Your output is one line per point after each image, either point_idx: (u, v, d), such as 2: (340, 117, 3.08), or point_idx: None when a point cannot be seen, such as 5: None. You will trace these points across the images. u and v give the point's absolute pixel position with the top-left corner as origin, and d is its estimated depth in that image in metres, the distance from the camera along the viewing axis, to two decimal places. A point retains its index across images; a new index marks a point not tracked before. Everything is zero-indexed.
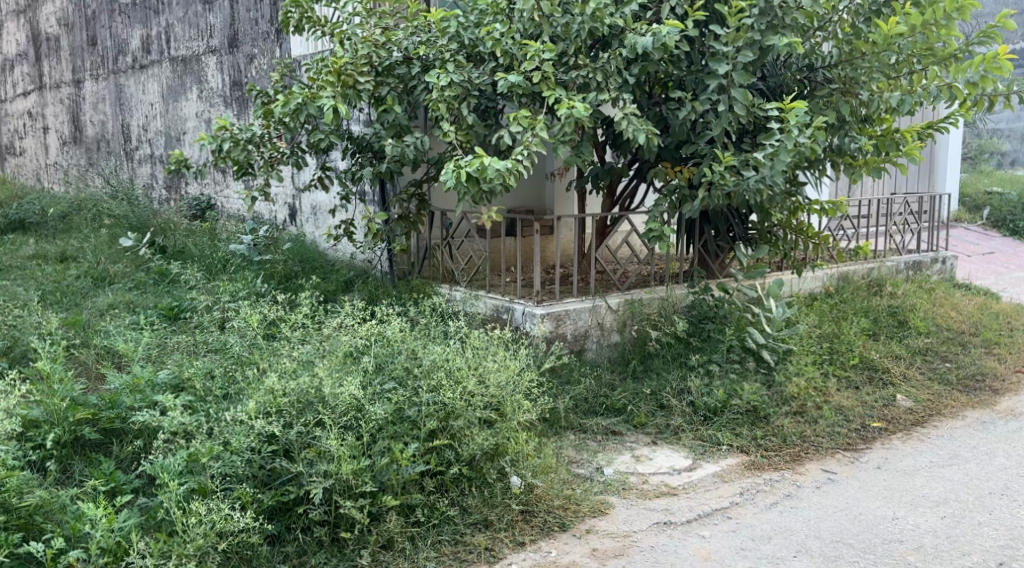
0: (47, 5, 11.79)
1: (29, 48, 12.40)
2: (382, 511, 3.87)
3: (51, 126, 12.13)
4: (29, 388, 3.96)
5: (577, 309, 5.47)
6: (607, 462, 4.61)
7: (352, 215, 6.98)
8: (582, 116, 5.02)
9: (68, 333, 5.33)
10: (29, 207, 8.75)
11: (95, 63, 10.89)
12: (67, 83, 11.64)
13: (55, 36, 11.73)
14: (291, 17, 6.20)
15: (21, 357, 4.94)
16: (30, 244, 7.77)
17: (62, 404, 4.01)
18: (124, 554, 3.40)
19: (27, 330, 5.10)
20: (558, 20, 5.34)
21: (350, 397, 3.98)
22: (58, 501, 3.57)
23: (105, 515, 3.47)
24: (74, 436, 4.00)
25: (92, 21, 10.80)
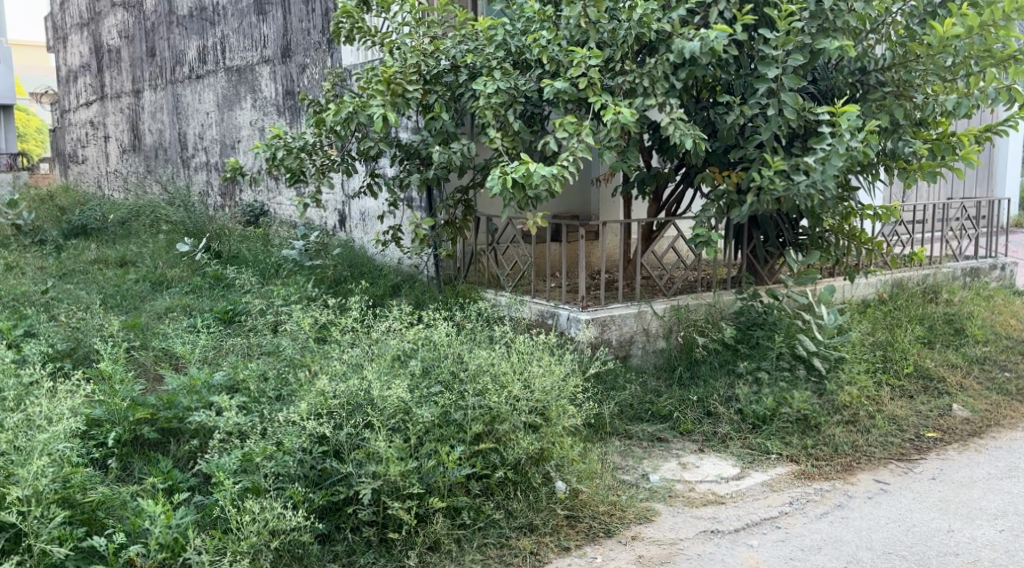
0: (109, 18, 12.21)
1: (94, 60, 13.01)
2: (429, 513, 3.86)
3: (114, 135, 12.57)
4: (92, 388, 4.03)
5: (623, 315, 5.44)
6: (653, 468, 4.57)
7: (400, 221, 7.03)
8: (628, 122, 4.97)
9: (129, 335, 5.41)
10: (90, 213, 9.06)
11: (153, 73, 11.12)
12: (127, 93, 11.95)
13: (118, 48, 12.08)
14: (342, 28, 6.26)
15: (85, 359, 5.01)
16: (91, 249, 7.94)
17: (123, 404, 4.06)
18: (181, 550, 3.43)
19: (90, 332, 5.20)
20: (606, 26, 5.32)
21: (397, 399, 3.98)
22: (120, 497, 3.61)
23: (164, 512, 3.50)
24: (134, 435, 4.04)
25: (151, 33, 11.03)
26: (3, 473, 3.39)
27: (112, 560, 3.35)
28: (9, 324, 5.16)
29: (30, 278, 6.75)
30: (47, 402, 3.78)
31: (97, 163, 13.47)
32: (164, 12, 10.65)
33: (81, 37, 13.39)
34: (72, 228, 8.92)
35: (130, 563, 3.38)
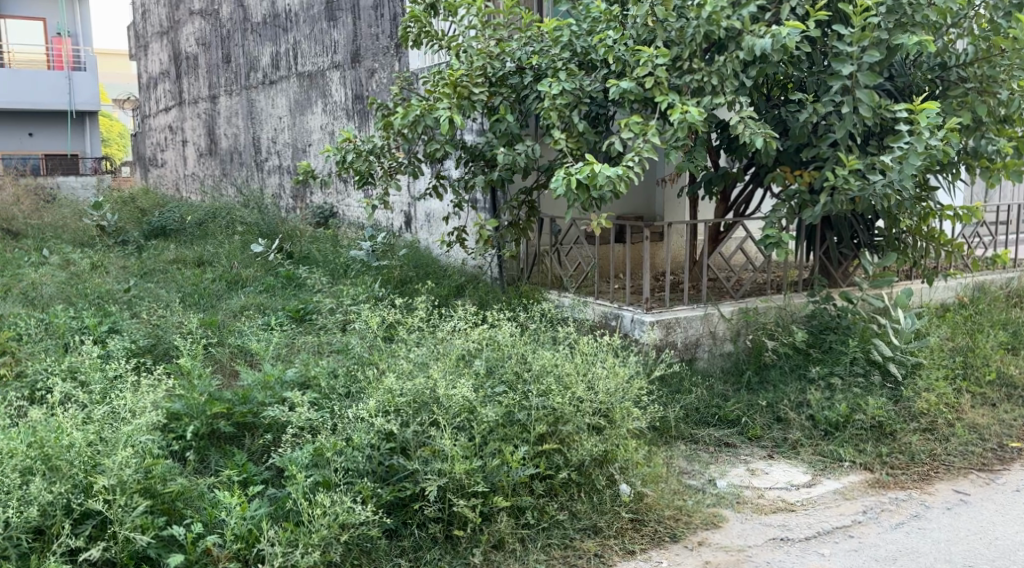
0: (187, 26, 12.48)
1: (172, 67, 13.34)
2: (494, 511, 3.82)
3: (191, 139, 12.85)
4: (171, 383, 4.07)
5: (689, 317, 5.34)
6: (720, 473, 4.45)
7: (465, 222, 7.03)
8: (696, 121, 4.89)
9: (207, 333, 5.46)
10: (169, 216, 9.12)
11: (229, 79, 11.32)
12: (204, 99, 12.19)
13: (195, 55, 12.33)
14: (410, 32, 6.28)
15: (164, 355, 5.08)
16: (169, 250, 8.09)
17: (201, 399, 4.08)
18: (255, 541, 3.45)
19: (169, 329, 5.27)
20: (673, 24, 5.23)
21: (462, 397, 3.96)
22: (197, 488, 3.64)
23: (240, 503, 3.52)
24: (211, 429, 4.05)
25: (227, 40, 11.23)
26: (89, 463, 3.45)
27: (190, 550, 3.38)
28: (94, 320, 5.23)
29: (115, 277, 6.88)
30: (130, 395, 3.83)
31: (175, 167, 13.78)
32: (239, 20, 10.84)
33: (161, 45, 13.73)
34: (151, 229, 8.98)
35: (207, 553, 3.40)
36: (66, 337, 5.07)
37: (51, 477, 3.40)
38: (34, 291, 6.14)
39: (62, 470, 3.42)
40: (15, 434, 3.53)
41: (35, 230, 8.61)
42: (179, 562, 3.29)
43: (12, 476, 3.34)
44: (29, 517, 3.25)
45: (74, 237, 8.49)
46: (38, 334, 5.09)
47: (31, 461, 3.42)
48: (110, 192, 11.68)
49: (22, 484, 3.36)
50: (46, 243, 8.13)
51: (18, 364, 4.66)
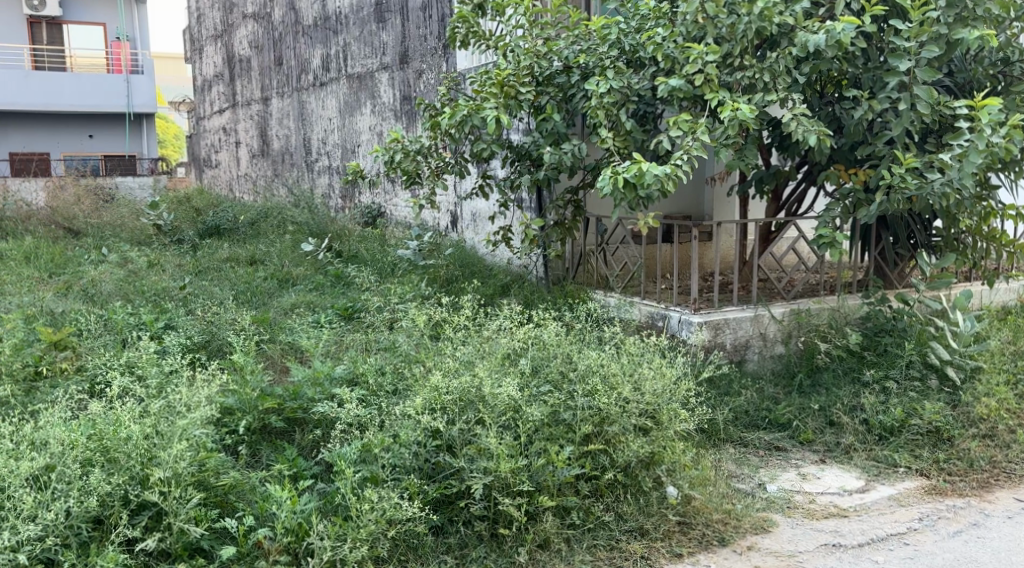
0: (241, 29, 12.64)
1: (226, 70, 13.52)
2: (539, 511, 3.78)
3: (244, 141, 13.00)
4: (225, 377, 4.08)
5: (738, 318, 5.25)
6: (770, 478, 4.36)
7: (511, 221, 6.99)
8: (747, 118, 4.80)
9: (259, 329, 5.48)
10: (223, 216, 9.06)
11: (281, 81, 11.42)
12: (257, 101, 12.32)
13: (248, 58, 12.47)
14: (457, 33, 6.27)
15: (218, 351, 5.11)
16: (221, 248, 8.15)
17: (253, 394, 4.10)
18: (305, 535, 3.45)
19: (222, 325, 5.29)
20: (724, 21, 5.13)
21: (508, 396, 3.92)
22: (249, 482, 3.67)
23: (290, 497, 3.53)
24: (263, 423, 4.07)
25: (278, 43, 11.34)
26: (146, 456, 3.45)
27: (242, 542, 3.39)
28: (151, 316, 5.26)
29: (169, 274, 6.94)
30: (186, 390, 3.83)
31: (229, 168, 13.96)
32: (291, 22, 10.94)
33: (215, 48, 13.91)
34: (205, 229, 8.90)
35: (258, 546, 3.41)
36: (124, 333, 5.11)
37: (110, 469, 3.42)
38: (93, 288, 6.24)
39: (120, 462, 3.43)
40: (74, 426, 3.56)
41: (94, 229, 8.73)
42: (231, 554, 3.31)
43: (73, 467, 3.37)
44: (89, 508, 3.27)
45: (131, 236, 8.60)
46: (97, 328, 5.14)
47: (90, 453, 3.45)
48: (162, 192, 11.84)
49: (82, 475, 3.39)
50: (105, 242, 8.24)
51: (77, 359, 4.70)
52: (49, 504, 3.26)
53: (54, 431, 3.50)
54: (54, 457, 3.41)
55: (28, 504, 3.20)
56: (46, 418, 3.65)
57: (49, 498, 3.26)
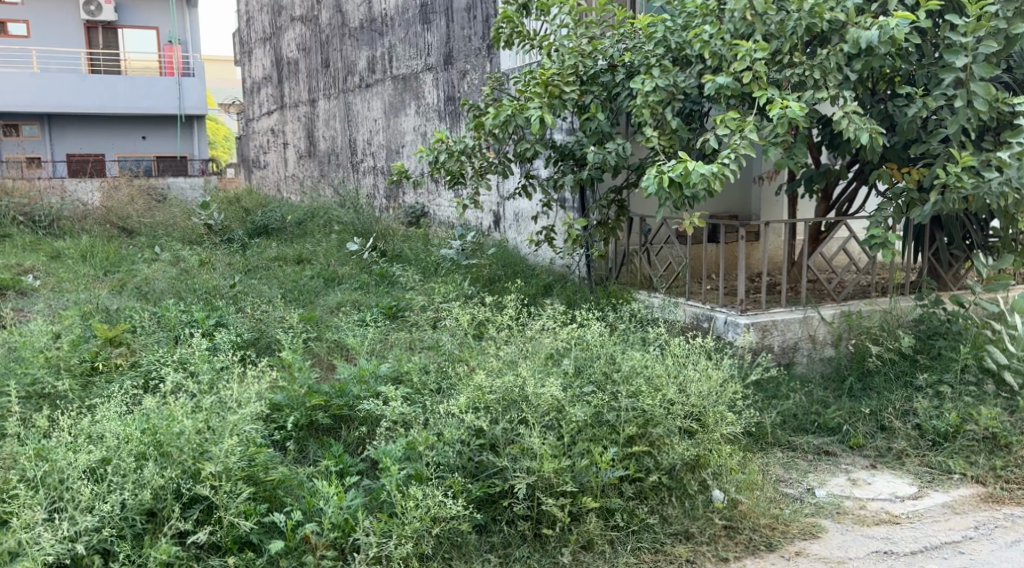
0: (288, 32, 12.75)
1: (274, 72, 13.66)
2: (583, 512, 3.74)
3: (292, 142, 13.13)
4: (274, 374, 4.10)
5: (786, 320, 5.16)
6: (819, 483, 4.26)
7: (555, 221, 6.95)
8: (798, 116, 4.71)
9: (306, 327, 5.49)
10: (270, 215, 9.24)
11: (327, 83, 11.50)
12: (304, 102, 12.42)
13: (296, 60, 12.58)
14: (502, 33, 6.24)
15: (267, 348, 5.14)
16: (269, 248, 8.22)
17: (301, 391, 4.11)
18: (351, 531, 3.45)
19: (271, 323, 5.32)
20: (773, 18, 5.04)
21: (551, 396, 3.89)
22: (297, 477, 3.67)
23: (337, 493, 3.53)
24: (309, 420, 4.08)
25: (325, 45, 11.41)
26: (198, 450, 3.46)
27: (289, 537, 3.39)
28: (203, 313, 5.29)
29: (220, 273, 7.00)
30: (237, 386, 3.85)
31: (277, 169, 14.10)
32: (338, 25, 11.01)
33: (264, 51, 14.05)
34: (254, 228, 9.09)
35: (305, 541, 3.41)
36: (176, 329, 5.13)
37: (163, 463, 3.44)
38: (147, 286, 6.31)
39: (172, 456, 3.44)
40: (129, 421, 3.59)
41: (147, 229, 8.82)
42: (279, 549, 3.31)
43: (127, 460, 3.40)
44: (143, 500, 3.29)
45: (183, 236, 8.60)
46: (151, 325, 5.17)
47: (144, 447, 3.46)
48: (210, 192, 11.98)
49: (136, 468, 3.41)
50: (157, 241, 8.35)
51: (132, 355, 4.73)
52: (104, 496, 3.29)
53: (109, 424, 3.53)
54: (110, 450, 3.45)
55: (85, 496, 3.23)
56: (103, 412, 3.69)
57: (105, 490, 3.29)
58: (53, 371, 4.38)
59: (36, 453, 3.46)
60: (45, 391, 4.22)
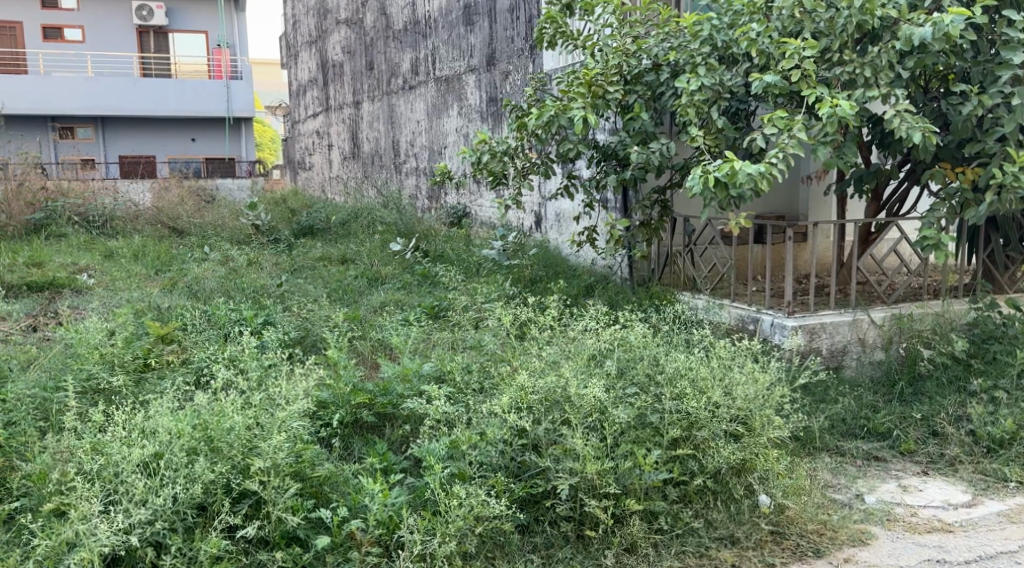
0: (334, 35, 12.85)
1: (320, 75, 13.79)
2: (626, 514, 3.69)
3: (336, 143, 13.23)
4: (321, 372, 4.11)
5: (835, 323, 5.07)
6: (869, 489, 4.17)
7: (597, 221, 6.91)
8: (848, 115, 4.62)
9: (351, 326, 5.51)
10: (315, 215, 9.36)
11: (372, 86, 11.57)
12: (348, 104, 12.51)
13: (341, 63, 12.67)
14: (545, 34, 6.22)
15: (313, 346, 5.17)
16: (314, 248, 8.27)
17: (346, 388, 4.12)
18: (395, 528, 3.45)
19: (317, 322, 5.35)
20: (822, 15, 4.97)
21: (593, 397, 3.85)
22: (343, 474, 3.68)
23: (381, 490, 3.53)
24: (354, 417, 4.09)
25: (370, 48, 11.48)
26: (247, 446, 3.49)
27: (335, 533, 3.41)
28: (251, 312, 5.32)
29: (267, 273, 7.04)
30: (285, 383, 3.87)
31: (322, 170, 14.22)
32: (382, 27, 11.06)
33: (310, 53, 14.18)
34: (300, 228, 9.21)
35: (350, 537, 3.42)
36: (226, 327, 5.17)
37: (213, 458, 3.46)
38: (197, 284, 6.37)
39: (222, 452, 3.47)
40: (181, 416, 3.60)
41: (197, 229, 8.89)
42: (326, 544, 3.32)
43: (179, 455, 3.41)
44: (194, 494, 3.31)
45: (232, 236, 8.67)
46: (201, 323, 5.21)
47: (195, 442, 3.48)
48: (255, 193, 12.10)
49: (188, 463, 3.42)
50: (208, 240, 8.44)
51: (183, 352, 4.77)
52: (157, 490, 3.31)
53: (162, 419, 3.54)
54: (162, 445, 3.46)
55: (139, 489, 3.25)
56: (155, 408, 3.72)
57: (157, 484, 3.31)
58: (108, 367, 4.44)
59: (92, 447, 3.50)
60: (101, 386, 4.27)
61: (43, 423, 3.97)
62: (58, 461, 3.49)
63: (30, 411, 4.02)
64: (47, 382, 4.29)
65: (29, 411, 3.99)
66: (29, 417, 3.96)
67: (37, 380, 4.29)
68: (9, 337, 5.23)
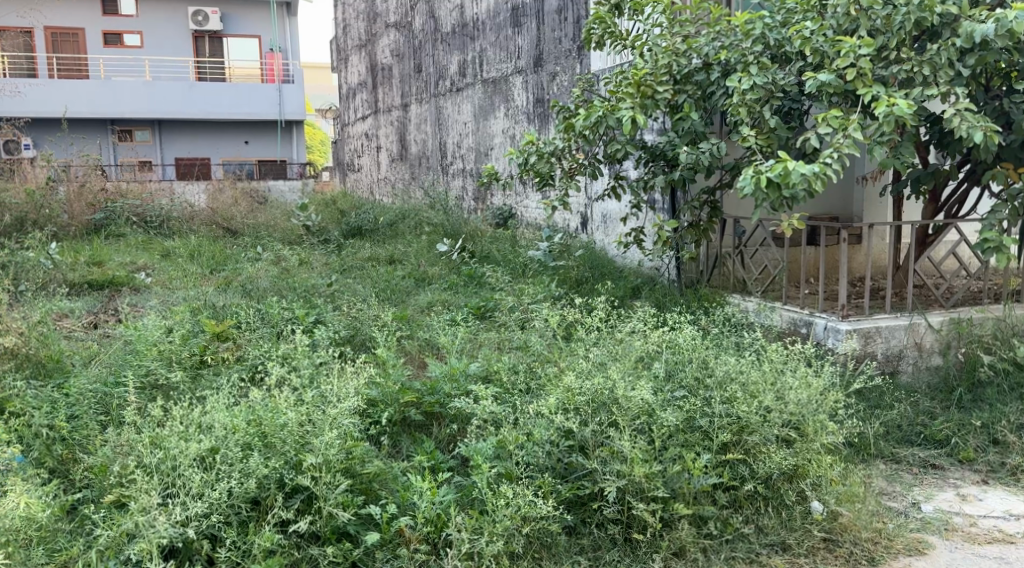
0: (383, 38, 12.94)
1: (369, 78, 13.89)
2: (674, 518, 3.64)
3: (385, 146, 13.31)
4: (370, 370, 4.12)
5: (891, 327, 4.97)
6: (926, 497, 4.06)
7: (644, 222, 6.84)
8: (906, 114, 4.51)
9: (400, 325, 5.52)
10: (363, 216, 9.42)
11: (419, 88, 11.61)
12: (397, 107, 12.58)
13: (390, 66, 12.74)
14: (593, 34, 6.17)
15: (361, 345, 5.19)
16: (363, 248, 8.32)
17: (394, 387, 4.12)
18: (443, 526, 3.44)
19: (366, 321, 5.37)
20: (879, 12, 4.86)
21: (641, 400, 3.78)
22: (391, 472, 3.68)
23: (429, 488, 3.52)
24: (402, 416, 4.09)
25: (418, 51, 11.53)
26: (300, 442, 3.51)
27: (385, 529, 3.42)
28: (303, 311, 5.35)
29: (317, 272, 7.09)
30: (336, 381, 3.88)
31: (370, 172, 14.32)
32: (430, 30, 11.10)
33: (360, 57, 14.28)
34: (348, 229, 9.27)
35: (400, 534, 3.43)
36: (279, 326, 5.21)
37: (267, 453, 3.49)
38: (251, 283, 6.42)
39: (276, 448, 3.50)
40: (236, 412, 3.64)
41: (250, 229, 8.98)
42: (376, 540, 3.33)
43: (235, 450, 3.44)
44: (249, 488, 3.33)
45: (283, 236, 8.77)
46: (254, 320, 5.24)
47: (250, 437, 3.51)
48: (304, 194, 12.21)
49: (243, 458, 3.45)
50: (260, 241, 8.51)
51: (238, 349, 4.80)
52: (212, 483, 3.33)
53: (218, 415, 3.58)
54: (218, 440, 3.49)
55: (196, 482, 3.28)
56: (212, 403, 3.75)
57: (214, 477, 3.33)
58: (165, 363, 4.50)
59: (151, 441, 3.53)
60: (159, 382, 4.32)
61: (104, 417, 4.02)
62: (119, 455, 3.52)
63: (92, 406, 4.07)
64: (107, 377, 4.35)
65: (91, 406, 4.05)
66: (91, 411, 4.03)
67: (97, 375, 4.35)
68: (70, 333, 5.32)
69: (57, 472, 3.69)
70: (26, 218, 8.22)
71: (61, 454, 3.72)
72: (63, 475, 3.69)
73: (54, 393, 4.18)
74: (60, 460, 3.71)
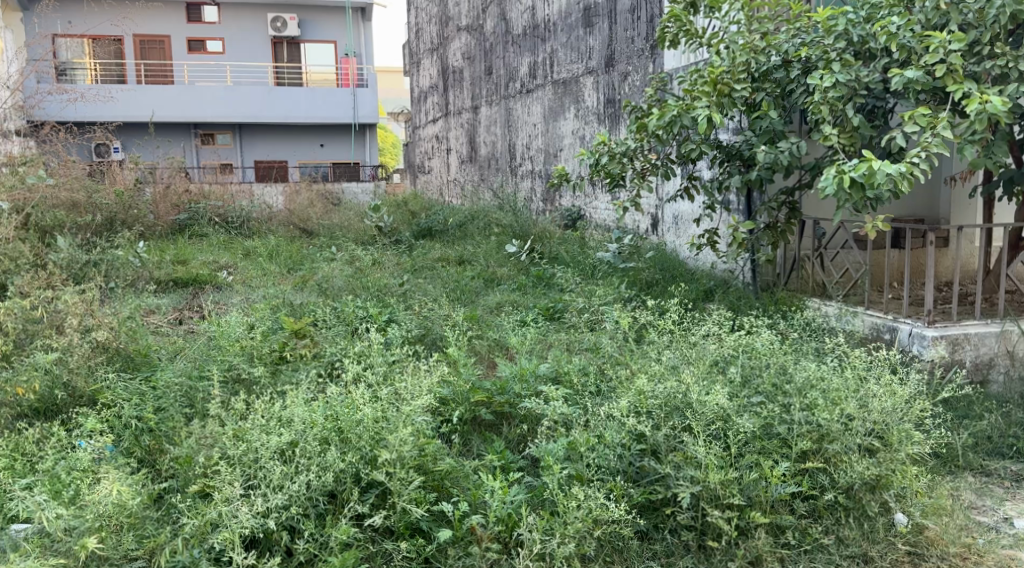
0: (454, 42, 12.99)
1: (440, 81, 13.95)
2: (751, 527, 3.53)
3: (454, 148, 13.37)
4: (442, 368, 4.09)
5: (980, 334, 4.81)
6: (1019, 512, 3.88)
7: (717, 224, 6.72)
8: (1000, 112, 4.31)
9: (471, 325, 5.49)
10: (434, 219, 9.47)
11: (490, 90, 11.60)
12: (467, 110, 12.61)
13: (461, 69, 12.78)
14: (668, 33, 6.06)
15: (433, 344, 5.18)
16: (433, 249, 8.35)
17: (465, 386, 4.10)
18: (514, 526, 3.40)
19: (437, 320, 5.37)
20: (970, 6, 4.68)
21: (717, 405, 3.68)
22: (463, 469, 3.65)
23: (501, 488, 3.48)
24: (473, 415, 4.07)
25: (489, 53, 11.53)
26: (375, 438, 3.50)
27: (457, 526, 3.39)
28: (376, 309, 5.36)
29: (390, 272, 7.12)
30: (408, 379, 3.86)
31: (440, 174, 14.39)
32: (501, 33, 11.09)
33: (431, 60, 14.35)
34: (419, 230, 9.38)
35: (471, 532, 3.40)
36: (353, 324, 5.23)
37: (343, 448, 3.50)
38: (326, 283, 6.46)
39: (352, 442, 3.50)
40: (313, 407, 3.65)
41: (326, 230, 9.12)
42: (448, 537, 3.31)
43: (313, 444, 3.45)
44: (325, 482, 3.34)
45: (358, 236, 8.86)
46: (330, 318, 5.29)
47: (327, 431, 3.53)
48: (375, 195, 12.32)
49: (320, 452, 3.47)
50: (335, 241, 8.59)
51: (315, 346, 4.81)
52: (292, 476, 3.35)
53: (296, 410, 3.59)
54: (297, 434, 3.50)
55: (276, 475, 3.30)
56: (291, 398, 3.77)
57: (292, 470, 3.35)
58: (247, 358, 4.56)
59: (234, 434, 3.56)
60: (240, 376, 4.37)
61: (188, 409, 4.08)
62: (203, 446, 3.52)
63: (177, 398, 4.13)
64: (192, 371, 4.42)
65: (176, 398, 4.12)
66: (176, 403, 4.09)
67: (182, 369, 4.42)
68: (157, 329, 5.43)
69: (145, 463, 3.76)
70: (116, 218, 8.33)
71: (149, 445, 3.80)
72: (150, 465, 3.75)
73: (142, 386, 4.27)
74: (147, 451, 3.79)
